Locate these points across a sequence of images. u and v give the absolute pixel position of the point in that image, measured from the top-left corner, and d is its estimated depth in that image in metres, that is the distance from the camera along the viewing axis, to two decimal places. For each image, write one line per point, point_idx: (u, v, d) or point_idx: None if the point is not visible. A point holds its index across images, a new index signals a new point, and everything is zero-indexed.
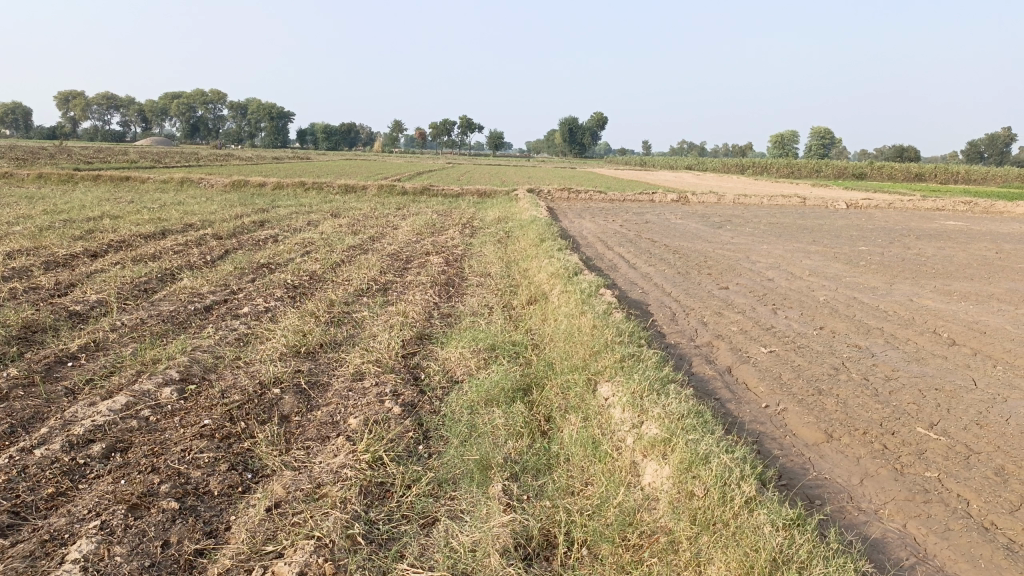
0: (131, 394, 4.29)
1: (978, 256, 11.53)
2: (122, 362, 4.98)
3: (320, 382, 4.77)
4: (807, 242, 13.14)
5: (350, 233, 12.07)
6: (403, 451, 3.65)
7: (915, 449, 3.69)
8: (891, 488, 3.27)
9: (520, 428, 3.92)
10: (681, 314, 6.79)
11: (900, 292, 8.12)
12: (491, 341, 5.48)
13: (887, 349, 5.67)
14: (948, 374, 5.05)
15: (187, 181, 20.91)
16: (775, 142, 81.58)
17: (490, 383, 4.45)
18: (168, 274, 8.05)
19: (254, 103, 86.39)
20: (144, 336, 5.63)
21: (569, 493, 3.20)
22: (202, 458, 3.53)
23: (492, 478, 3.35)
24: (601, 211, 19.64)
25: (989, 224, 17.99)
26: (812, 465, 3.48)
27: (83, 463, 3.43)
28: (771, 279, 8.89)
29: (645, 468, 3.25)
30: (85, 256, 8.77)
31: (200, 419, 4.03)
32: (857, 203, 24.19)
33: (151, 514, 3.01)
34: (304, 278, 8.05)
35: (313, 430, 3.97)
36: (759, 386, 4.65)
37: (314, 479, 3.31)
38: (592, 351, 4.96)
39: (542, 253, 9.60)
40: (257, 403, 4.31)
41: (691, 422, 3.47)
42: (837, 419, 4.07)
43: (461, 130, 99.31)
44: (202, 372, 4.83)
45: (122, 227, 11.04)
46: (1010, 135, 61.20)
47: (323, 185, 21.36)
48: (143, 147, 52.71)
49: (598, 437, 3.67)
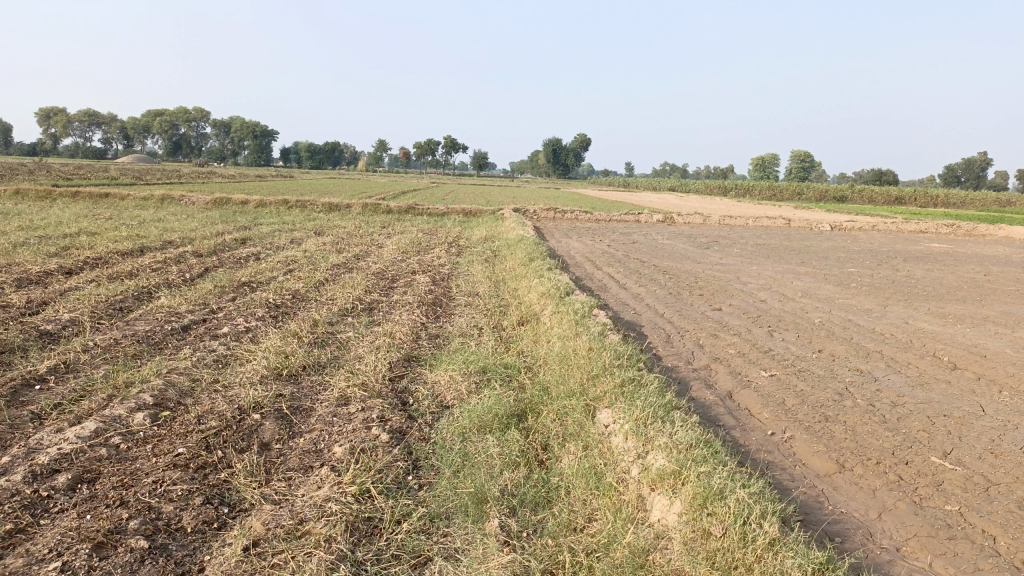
0: (101, 420, 4.03)
1: (967, 279, 11.48)
2: (93, 385, 4.72)
3: (303, 407, 4.53)
4: (796, 263, 13.08)
5: (335, 251, 11.85)
6: (392, 482, 3.43)
7: (932, 481, 3.50)
8: (912, 523, 3.07)
9: (516, 457, 3.71)
10: (676, 335, 6.61)
11: (895, 315, 8.00)
12: (483, 363, 5.27)
13: (889, 373, 5.50)
14: (955, 400, 4.88)
15: (168, 198, 20.55)
16: (757, 164, 82.22)
17: (483, 409, 4.23)
18: (145, 292, 7.79)
19: (237, 122, 86.00)
20: (117, 357, 5.37)
21: (571, 530, 2.99)
22: (175, 491, 3.28)
23: (489, 513, 3.13)
24: (587, 231, 19.62)
25: (973, 246, 18.03)
26: (827, 498, 3.28)
27: (45, 496, 3.17)
28: (764, 300, 8.77)
29: (654, 504, 3.05)
30: (60, 273, 8.48)
31: (174, 447, 3.77)
32: (842, 224, 24.35)
33: (118, 554, 2.75)
34: (286, 297, 7.81)
35: (295, 459, 3.73)
36: (763, 412, 4.46)
37: (295, 515, 3.06)
38: (590, 375, 4.76)
39: (531, 272, 9.43)
40: (235, 430, 4.06)
41: (701, 453, 3.27)
42: (848, 448, 3.89)
43: (446, 150, 99.42)
44: (178, 396, 4.57)
45: (100, 244, 10.75)
46: (987, 159, 62.15)
47: (306, 203, 21.10)
48: (122, 165, 51.97)
49: (600, 468, 3.47)
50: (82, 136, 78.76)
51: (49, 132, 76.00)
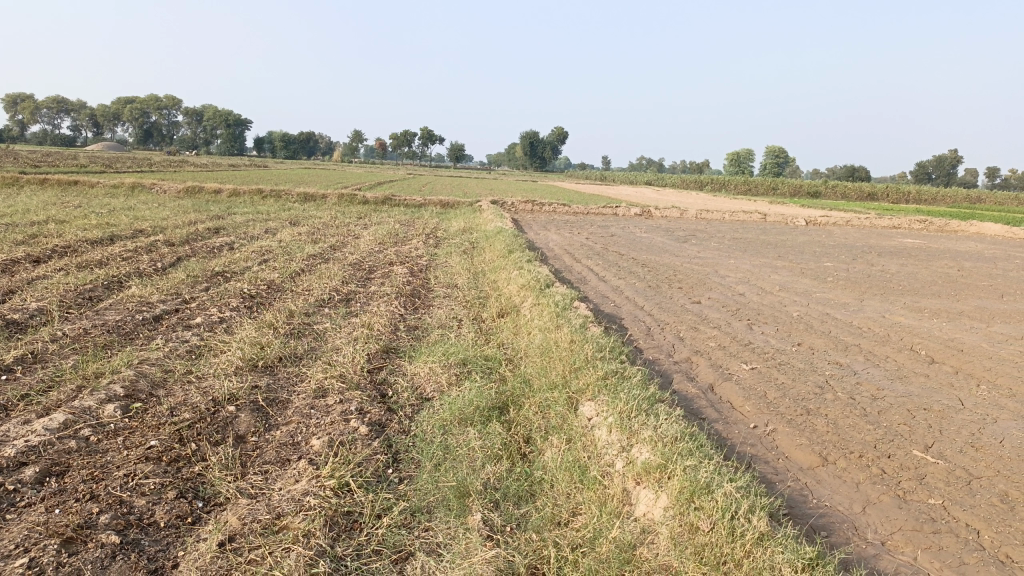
0: (70, 412, 3.91)
1: (941, 274, 11.59)
2: (62, 376, 4.59)
3: (279, 398, 4.43)
4: (773, 257, 13.15)
5: (311, 241, 11.69)
6: (372, 476, 3.36)
7: (915, 474, 3.50)
8: (896, 517, 3.06)
9: (498, 450, 3.65)
10: (657, 328, 6.60)
11: (871, 309, 8.06)
12: (463, 355, 5.20)
13: (868, 366, 5.52)
14: (934, 394, 4.90)
15: (139, 186, 20.21)
16: (731, 160, 82.87)
17: (464, 402, 4.17)
18: (115, 281, 7.62)
19: (210, 110, 84.85)
20: (87, 347, 5.23)
21: (556, 524, 2.94)
22: (147, 485, 3.18)
23: (472, 507, 3.07)
24: (565, 223, 19.60)
25: (947, 242, 18.22)
26: (811, 492, 3.27)
27: (12, 490, 3.06)
28: (743, 293, 8.78)
29: (639, 498, 3.02)
30: (28, 261, 8.28)
31: (146, 440, 3.67)
32: (816, 219, 24.56)
33: (87, 550, 2.65)
34: (261, 287, 7.69)
35: (272, 452, 3.64)
36: (745, 405, 4.45)
37: (273, 509, 2.99)
38: (572, 367, 4.71)
39: (510, 265, 9.35)
40: (209, 422, 3.95)
41: (687, 447, 3.23)
42: (830, 441, 3.88)
43: (422, 141, 98.82)
44: (149, 388, 4.45)
45: (68, 232, 10.51)
46: (957, 157, 63.07)
47: (281, 192, 20.84)
48: (93, 152, 51.21)
49: (584, 462, 3.43)
50: (50, 123, 77.19)
51: (17, 118, 74.50)
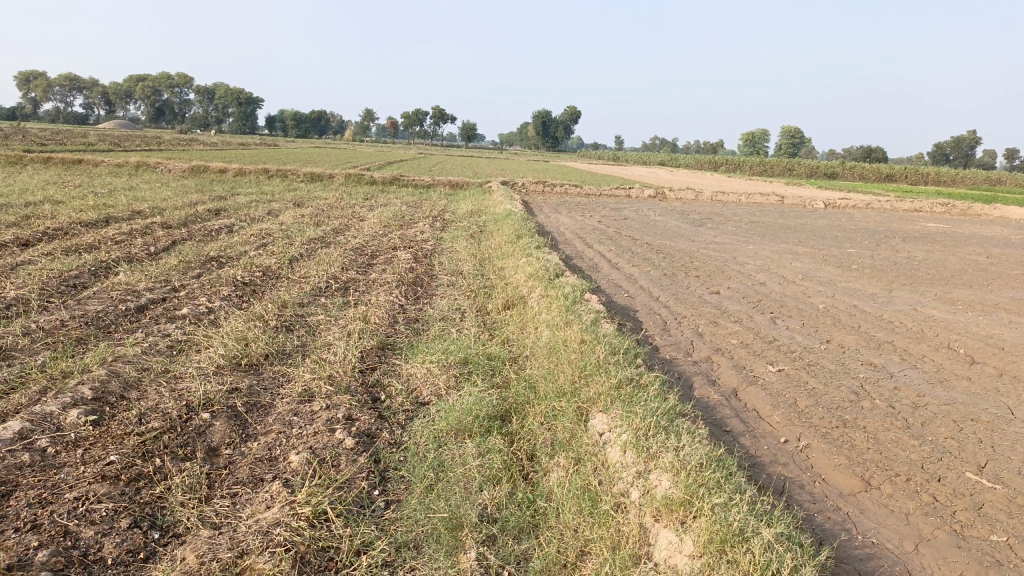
0: (27, 419, 3.52)
1: (969, 262, 11.04)
2: (27, 376, 4.21)
3: (260, 403, 4.04)
4: (792, 242, 12.65)
5: (313, 224, 11.27)
6: (354, 502, 2.96)
7: (972, 503, 3.08)
8: (955, 559, 2.65)
9: (499, 471, 3.26)
10: (674, 322, 6.19)
11: (901, 300, 7.58)
12: (464, 354, 4.79)
13: (905, 369, 5.07)
14: (980, 401, 4.46)
15: (144, 165, 19.84)
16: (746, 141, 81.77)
17: (462, 410, 3.78)
18: (103, 266, 7.24)
19: (222, 88, 84.35)
20: (60, 342, 4.85)
21: (560, 569, 2.57)
22: (99, 511, 2.80)
23: (464, 543, 2.69)
24: (576, 205, 19.16)
25: (972, 227, 17.56)
26: (855, 526, 2.86)
27: None
28: (763, 283, 8.32)
29: (659, 538, 2.62)
30: (16, 245, 7.93)
31: (106, 454, 3.28)
32: (835, 202, 23.90)
33: None
34: (256, 274, 7.30)
35: (245, 470, 3.26)
36: (773, 415, 4.02)
37: (236, 545, 2.60)
38: (582, 373, 4.29)
39: (518, 251, 8.92)
40: (179, 433, 3.56)
41: (714, 477, 2.82)
42: (872, 460, 3.45)
43: (433, 120, 97.98)
44: (121, 390, 4.06)
45: (62, 213, 10.15)
46: (975, 138, 61.93)
47: (288, 172, 20.43)
48: (104, 131, 51.08)
49: (595, 489, 3.03)
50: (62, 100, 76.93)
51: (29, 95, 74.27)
